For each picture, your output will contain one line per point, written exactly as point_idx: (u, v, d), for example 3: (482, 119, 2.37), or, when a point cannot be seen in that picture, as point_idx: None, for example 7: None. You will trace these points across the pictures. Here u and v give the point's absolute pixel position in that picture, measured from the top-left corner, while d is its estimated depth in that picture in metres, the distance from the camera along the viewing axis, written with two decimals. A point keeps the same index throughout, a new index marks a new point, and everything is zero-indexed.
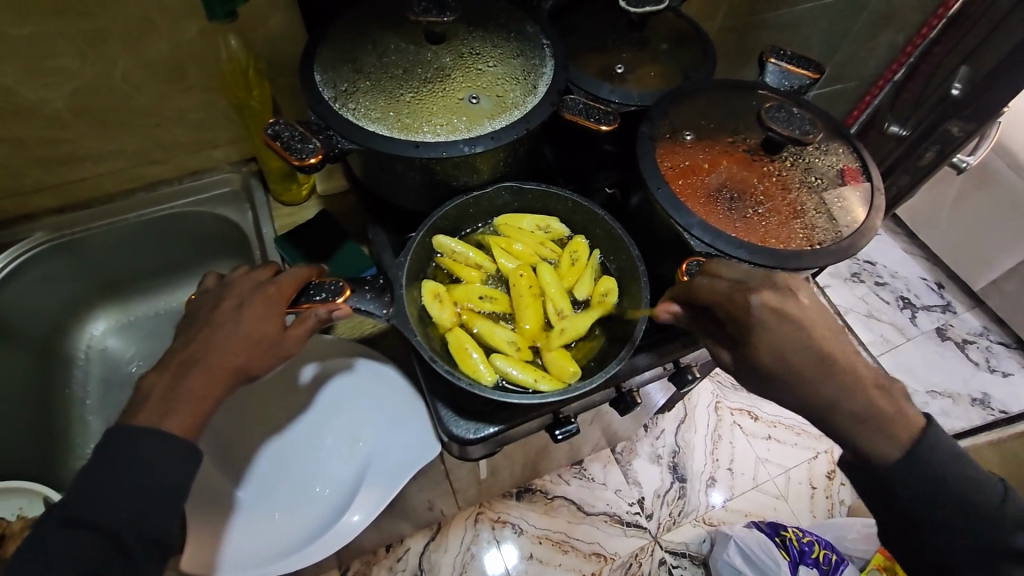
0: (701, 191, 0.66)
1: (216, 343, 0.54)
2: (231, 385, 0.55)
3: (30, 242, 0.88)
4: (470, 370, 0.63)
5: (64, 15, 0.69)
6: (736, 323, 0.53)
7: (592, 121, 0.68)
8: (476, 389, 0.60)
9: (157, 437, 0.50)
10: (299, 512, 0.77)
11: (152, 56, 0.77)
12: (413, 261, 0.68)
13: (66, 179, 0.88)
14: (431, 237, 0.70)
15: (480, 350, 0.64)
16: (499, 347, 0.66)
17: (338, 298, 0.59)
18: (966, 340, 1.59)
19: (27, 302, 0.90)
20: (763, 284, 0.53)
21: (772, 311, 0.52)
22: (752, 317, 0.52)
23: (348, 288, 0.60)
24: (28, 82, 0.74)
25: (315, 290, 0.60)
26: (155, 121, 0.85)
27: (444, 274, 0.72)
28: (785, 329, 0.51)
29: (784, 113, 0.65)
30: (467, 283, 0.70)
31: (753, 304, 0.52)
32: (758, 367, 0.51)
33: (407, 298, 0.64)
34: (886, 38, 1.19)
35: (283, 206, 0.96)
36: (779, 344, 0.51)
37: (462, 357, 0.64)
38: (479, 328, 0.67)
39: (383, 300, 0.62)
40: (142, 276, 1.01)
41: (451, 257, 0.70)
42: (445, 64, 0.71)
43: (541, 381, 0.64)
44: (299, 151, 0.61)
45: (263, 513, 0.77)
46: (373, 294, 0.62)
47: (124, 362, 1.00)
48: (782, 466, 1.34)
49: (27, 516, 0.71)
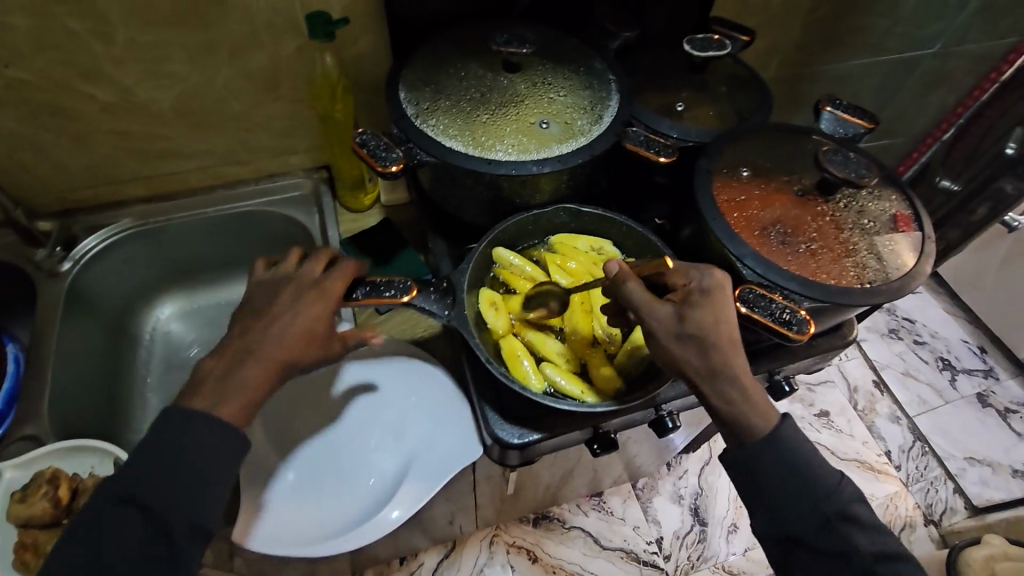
0: (755, 225, 0.69)
1: (275, 318, 0.61)
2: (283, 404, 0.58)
3: (120, 226, 0.95)
4: (520, 376, 0.68)
5: (183, 26, 0.77)
6: (684, 289, 0.61)
7: (652, 152, 0.72)
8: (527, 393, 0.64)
9: (201, 409, 0.56)
10: (324, 499, 0.78)
11: (253, 68, 0.85)
12: (473, 270, 0.72)
13: (158, 172, 0.96)
14: (491, 249, 0.74)
15: (530, 358, 0.69)
16: (547, 356, 0.71)
17: (404, 296, 0.65)
18: (1008, 409, 1.55)
19: (108, 281, 0.97)
20: (706, 269, 0.62)
21: (721, 286, 0.60)
22: (707, 288, 0.60)
23: (414, 288, 0.66)
24: (143, 82, 0.82)
25: (385, 286, 0.65)
26: (245, 126, 0.93)
27: (499, 285, 0.75)
28: (726, 305, 0.59)
29: (840, 157, 0.68)
30: (522, 294, 0.74)
31: (711, 278, 0.61)
32: (699, 322, 0.58)
33: (467, 304, 0.69)
34: (937, 98, 1.27)
35: (349, 212, 1.01)
36: (727, 316, 0.59)
37: (511, 360, 0.68)
38: (530, 338, 0.71)
39: (445, 302, 0.68)
40: (209, 268, 1.07)
41: (508, 269, 0.74)
42: (519, 91, 0.76)
43: (585, 394, 0.68)
44: (383, 159, 0.67)
45: (290, 492, 0.77)
46: (436, 296, 0.67)
47: (185, 346, 1.05)
48: None
49: (98, 475, 0.74)
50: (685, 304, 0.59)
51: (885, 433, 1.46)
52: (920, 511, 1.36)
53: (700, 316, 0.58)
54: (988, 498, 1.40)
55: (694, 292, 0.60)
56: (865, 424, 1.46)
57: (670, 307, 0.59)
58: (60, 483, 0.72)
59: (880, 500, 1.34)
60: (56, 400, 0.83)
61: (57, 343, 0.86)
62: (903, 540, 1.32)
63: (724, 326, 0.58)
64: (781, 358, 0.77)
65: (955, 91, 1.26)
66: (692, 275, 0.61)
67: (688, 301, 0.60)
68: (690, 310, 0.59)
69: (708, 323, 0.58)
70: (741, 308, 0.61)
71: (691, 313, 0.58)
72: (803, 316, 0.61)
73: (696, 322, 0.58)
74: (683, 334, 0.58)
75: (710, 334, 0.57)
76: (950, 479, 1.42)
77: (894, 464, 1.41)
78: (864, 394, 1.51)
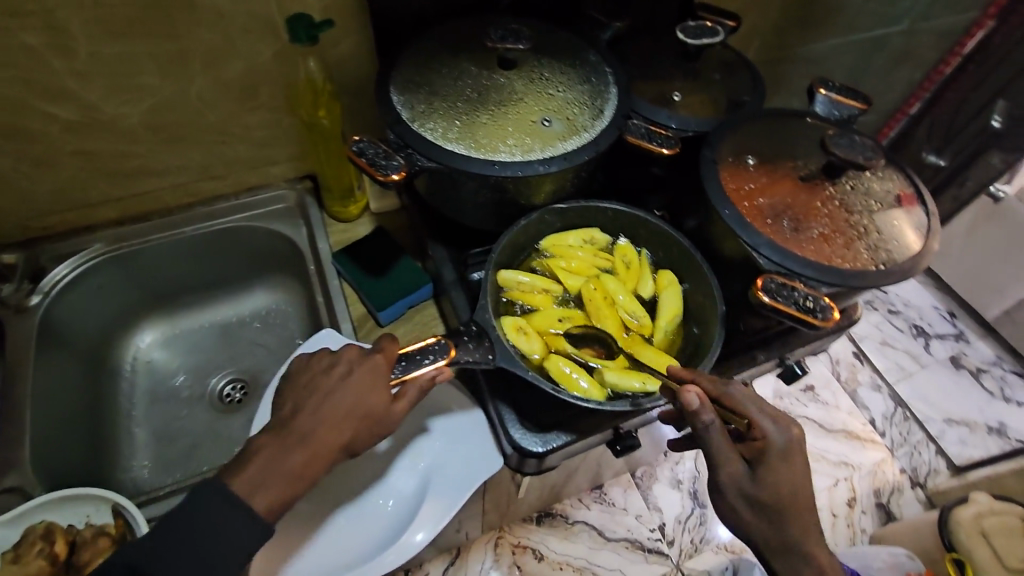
0: (766, 214, 0.68)
1: (320, 401, 0.58)
2: (333, 462, 0.56)
3: (91, 252, 0.89)
4: (579, 392, 0.65)
5: (152, 35, 0.72)
6: (759, 444, 0.60)
7: (655, 144, 0.71)
8: (607, 406, 0.62)
9: None
10: (346, 527, 0.76)
11: (228, 77, 0.80)
12: (491, 305, 0.68)
13: (128, 192, 0.89)
14: (495, 275, 0.70)
15: (584, 374, 0.66)
16: (596, 362, 0.68)
17: (443, 359, 0.60)
18: (981, 369, 1.61)
19: (82, 312, 0.91)
20: (783, 424, 0.61)
21: (798, 451, 0.60)
22: (781, 450, 0.59)
23: (453, 347, 0.61)
24: (110, 97, 0.76)
25: (421, 355, 0.60)
26: (221, 138, 0.87)
27: (513, 309, 0.72)
28: (799, 471, 0.59)
29: (847, 140, 0.68)
30: (542, 309, 0.71)
31: (789, 439, 0.60)
32: (773, 488, 0.57)
33: (503, 344, 0.64)
34: (905, 74, 1.30)
35: (337, 223, 0.97)
36: (801, 484, 0.58)
37: (566, 380, 0.66)
38: (573, 350, 0.69)
39: (485, 347, 0.63)
40: (190, 290, 1.01)
41: (517, 289, 0.71)
42: (516, 88, 0.74)
43: (648, 382, 0.66)
44: (384, 168, 0.63)
45: (308, 516, 0.76)
46: (474, 344, 0.62)
47: (170, 373, 0.99)
48: None
49: (95, 525, 0.69)
50: (759, 466, 0.59)
51: (868, 402, 1.50)
52: (906, 475, 1.40)
53: (775, 486, 0.57)
54: (969, 457, 1.45)
55: (771, 452, 0.59)
56: (849, 394, 1.50)
57: (744, 467, 0.58)
58: (56, 539, 0.67)
59: (868, 468, 1.38)
60: (37, 445, 0.77)
61: (33, 382, 0.80)
62: (893, 505, 1.35)
63: (796, 493, 0.58)
64: (792, 343, 0.77)
65: (921, 66, 1.29)
66: (770, 428, 0.60)
67: (761, 460, 0.59)
68: (763, 473, 0.58)
69: (781, 490, 0.57)
70: (764, 298, 0.60)
71: (765, 476, 0.58)
72: (826, 302, 0.60)
73: (770, 488, 0.57)
74: (754, 497, 0.57)
75: (780, 501, 0.57)
76: (931, 441, 1.47)
77: (879, 431, 1.45)
78: (846, 365, 1.55)
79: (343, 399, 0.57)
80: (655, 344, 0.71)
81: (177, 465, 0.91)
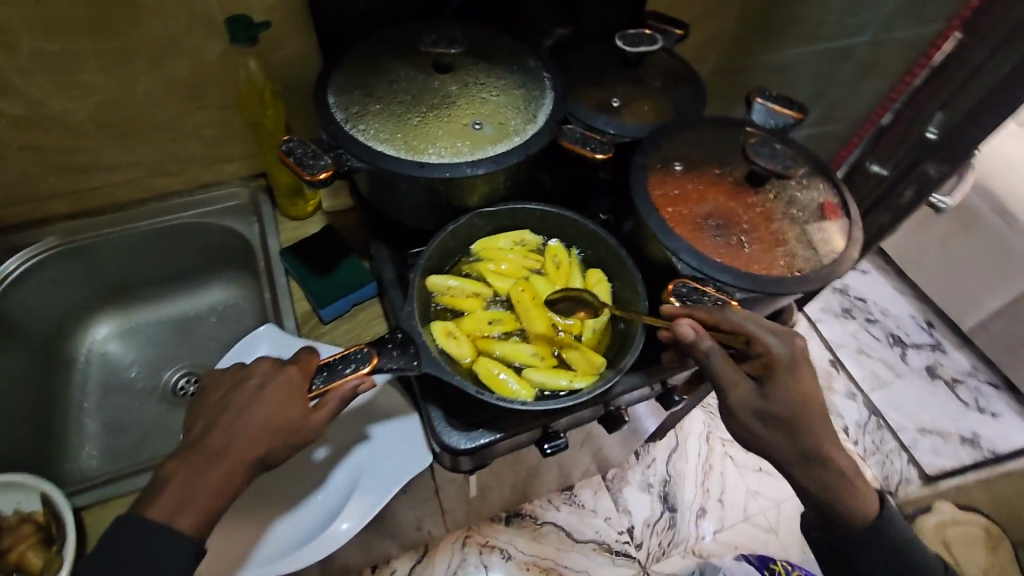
0: (689, 219, 0.69)
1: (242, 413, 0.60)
2: (246, 448, 0.58)
3: (44, 245, 0.91)
4: (506, 393, 0.66)
5: (93, 34, 0.74)
6: (765, 359, 0.61)
7: (587, 149, 0.72)
8: (530, 405, 0.62)
9: None
10: (275, 516, 0.77)
11: (175, 76, 0.81)
12: (418, 309, 0.69)
13: (80, 187, 0.91)
14: (423, 280, 0.72)
15: (510, 373, 0.67)
16: (525, 362, 0.69)
17: (365, 367, 0.61)
18: (955, 380, 1.62)
19: (36, 303, 0.93)
20: (786, 336, 0.62)
21: (801, 358, 0.61)
22: (786, 362, 0.61)
23: (375, 355, 0.62)
24: (56, 94, 0.78)
25: (342, 364, 0.61)
26: (172, 136, 0.89)
27: (443, 314, 0.72)
28: (802, 378, 0.61)
29: (767, 149, 0.69)
30: (471, 313, 0.72)
31: (793, 350, 0.61)
32: (781, 401, 0.60)
33: (428, 344, 0.65)
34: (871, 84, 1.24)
35: (289, 220, 0.98)
36: (805, 390, 0.61)
37: (494, 382, 0.66)
38: (500, 351, 0.69)
39: (410, 353, 0.63)
40: (146, 284, 1.02)
41: (447, 294, 0.72)
42: (450, 92, 0.75)
43: (575, 379, 0.67)
44: (310, 167, 0.65)
45: (241, 508, 0.77)
46: (398, 350, 0.63)
47: (125, 366, 1.00)
48: (743, 512, 1.32)
49: (24, 511, 0.71)
50: (766, 381, 0.61)
51: (843, 410, 1.49)
52: (877, 483, 1.38)
53: (781, 398, 0.60)
54: (940, 466, 1.45)
55: (777, 366, 0.61)
56: None
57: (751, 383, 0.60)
58: None
59: None
60: None
61: None
62: None
63: (803, 399, 0.60)
64: None
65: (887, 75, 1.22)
66: (775, 343, 0.61)
67: (767, 374, 0.61)
68: (770, 387, 0.60)
69: (787, 400, 0.60)
70: (675, 302, 0.63)
71: (772, 393, 0.60)
72: (735, 307, 0.63)
73: (778, 402, 0.60)
74: (765, 411, 0.60)
75: (786, 413, 0.60)
76: (903, 450, 1.46)
77: (852, 439, 1.44)
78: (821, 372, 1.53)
79: (260, 409, 0.59)
80: (583, 342, 0.71)
81: (126, 455, 0.93)
